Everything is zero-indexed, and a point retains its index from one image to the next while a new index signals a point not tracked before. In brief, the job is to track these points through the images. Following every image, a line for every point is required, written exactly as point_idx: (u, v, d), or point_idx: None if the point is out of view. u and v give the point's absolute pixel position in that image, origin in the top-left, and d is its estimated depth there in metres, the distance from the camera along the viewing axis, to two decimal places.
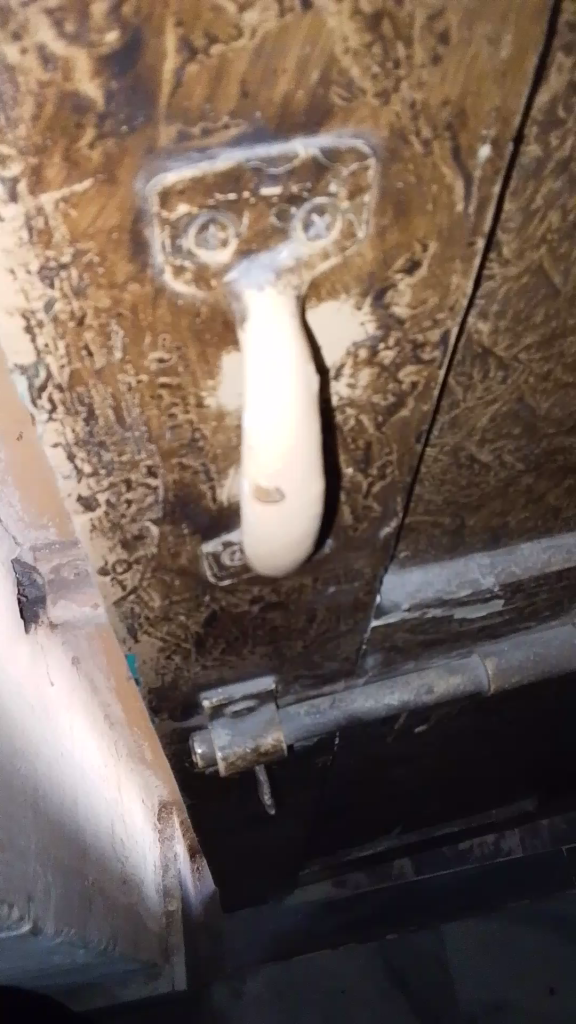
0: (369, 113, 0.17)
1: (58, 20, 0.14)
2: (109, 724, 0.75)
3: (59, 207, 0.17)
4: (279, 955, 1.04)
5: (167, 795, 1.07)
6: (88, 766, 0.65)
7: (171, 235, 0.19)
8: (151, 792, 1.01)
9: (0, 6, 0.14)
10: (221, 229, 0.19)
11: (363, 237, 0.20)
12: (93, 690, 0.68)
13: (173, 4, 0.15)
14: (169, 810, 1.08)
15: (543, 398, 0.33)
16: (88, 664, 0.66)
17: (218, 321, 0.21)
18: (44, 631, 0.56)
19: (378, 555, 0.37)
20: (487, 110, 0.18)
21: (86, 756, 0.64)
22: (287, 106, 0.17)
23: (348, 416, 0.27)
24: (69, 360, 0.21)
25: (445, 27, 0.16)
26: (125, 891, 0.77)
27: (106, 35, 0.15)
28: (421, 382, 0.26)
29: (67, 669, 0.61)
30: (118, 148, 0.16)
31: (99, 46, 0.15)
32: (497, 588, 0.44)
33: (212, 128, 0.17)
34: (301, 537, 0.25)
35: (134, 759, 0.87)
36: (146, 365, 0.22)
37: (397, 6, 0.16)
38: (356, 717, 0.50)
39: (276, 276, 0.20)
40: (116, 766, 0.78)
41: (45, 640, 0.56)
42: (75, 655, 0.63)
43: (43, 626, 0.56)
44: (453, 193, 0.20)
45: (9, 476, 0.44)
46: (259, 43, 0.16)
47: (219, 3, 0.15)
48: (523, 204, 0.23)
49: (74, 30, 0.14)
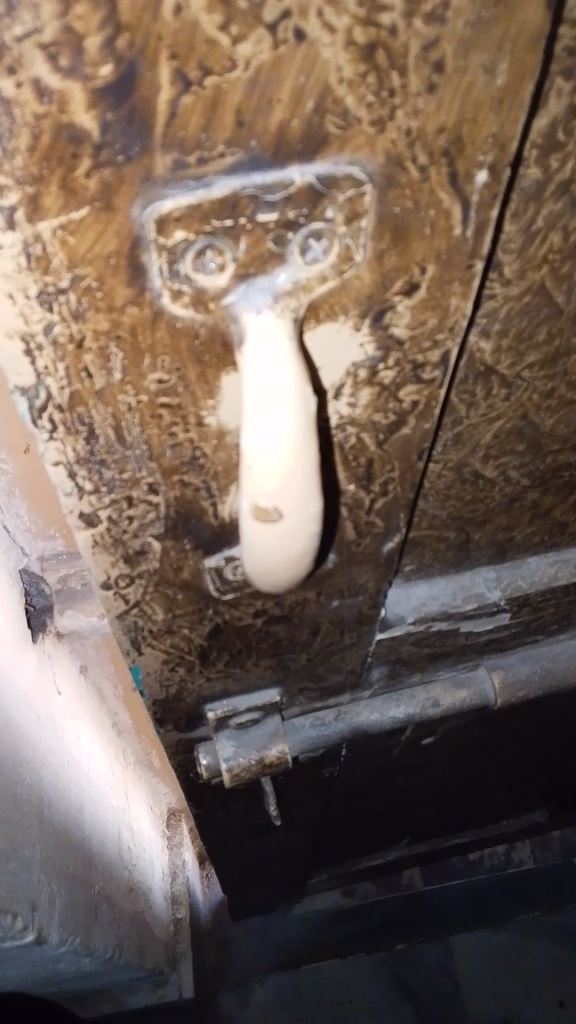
0: (365, 141, 0.18)
1: (53, 54, 0.14)
2: (116, 732, 0.75)
3: (56, 234, 0.17)
4: (287, 964, 1.04)
5: (176, 802, 1.07)
6: (95, 774, 0.65)
7: (168, 260, 0.19)
8: (159, 798, 1.01)
9: None
10: (218, 254, 0.19)
11: (361, 260, 0.20)
12: (100, 697, 0.69)
13: (167, 37, 0.15)
14: (178, 816, 1.07)
15: (547, 415, 0.33)
16: (95, 672, 0.67)
17: (217, 343, 0.22)
18: (51, 640, 0.57)
19: (382, 569, 0.37)
20: (484, 136, 0.18)
21: (93, 764, 0.64)
22: (283, 135, 0.17)
23: (349, 434, 0.27)
24: (69, 380, 0.21)
25: (440, 57, 0.17)
26: (131, 899, 0.76)
27: (100, 69, 0.15)
28: (422, 401, 0.26)
29: (74, 677, 0.61)
30: (114, 177, 0.17)
31: (94, 78, 0.15)
32: (503, 602, 0.44)
33: (208, 156, 0.17)
34: (300, 555, 0.25)
35: (141, 767, 0.87)
36: (145, 385, 0.22)
37: (391, 36, 0.16)
38: (362, 730, 0.50)
39: (275, 299, 0.20)
40: (124, 774, 0.78)
41: (52, 649, 0.57)
42: (83, 663, 0.64)
43: (50, 635, 0.56)
44: (451, 216, 0.20)
45: (17, 490, 0.45)
46: (253, 74, 0.16)
47: (213, 36, 0.15)
48: (524, 226, 0.23)
49: (69, 64, 0.15)
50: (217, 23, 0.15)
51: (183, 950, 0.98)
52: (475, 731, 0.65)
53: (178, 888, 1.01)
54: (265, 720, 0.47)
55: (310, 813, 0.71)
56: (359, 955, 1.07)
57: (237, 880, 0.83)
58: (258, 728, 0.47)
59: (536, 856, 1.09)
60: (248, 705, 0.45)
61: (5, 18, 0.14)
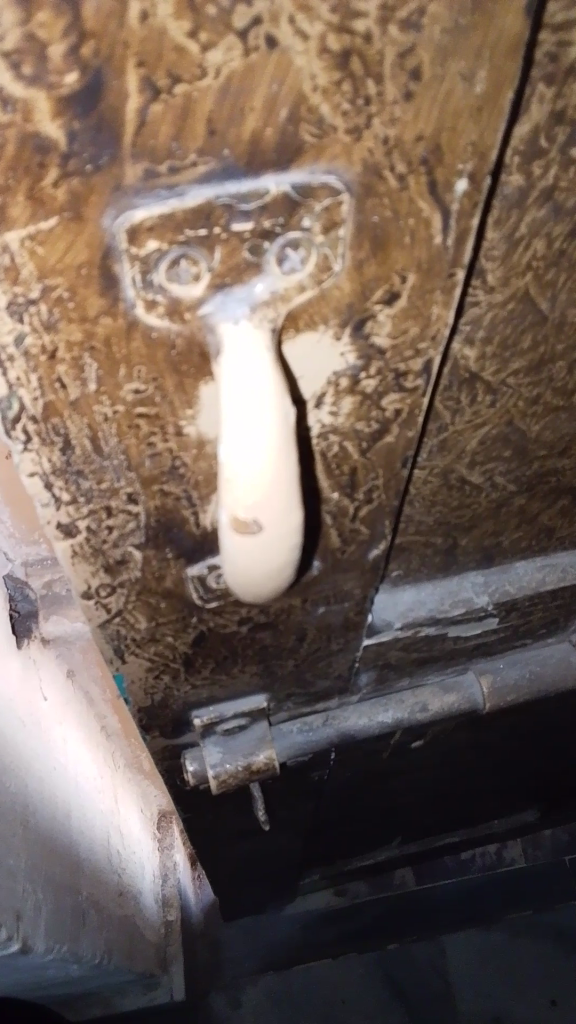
0: (342, 149, 0.17)
1: (15, 62, 0.14)
2: (105, 735, 0.75)
3: (25, 245, 0.17)
4: (279, 964, 1.04)
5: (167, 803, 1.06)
6: (83, 778, 0.65)
7: (141, 270, 0.18)
8: (150, 799, 1.01)
9: None
10: (193, 264, 0.19)
11: (340, 270, 0.20)
12: (88, 701, 0.68)
13: (133, 45, 0.14)
14: (169, 817, 1.06)
15: (533, 421, 0.32)
16: (83, 677, 0.66)
17: (194, 354, 0.21)
18: (37, 647, 0.57)
19: (367, 576, 0.36)
20: (463, 145, 0.18)
21: (81, 769, 0.64)
22: (256, 143, 0.17)
23: (332, 442, 0.26)
24: (42, 391, 0.21)
25: (417, 64, 0.16)
26: (121, 903, 0.76)
27: (65, 76, 0.14)
28: (405, 409, 0.26)
29: (61, 681, 0.61)
30: (83, 186, 0.16)
31: (59, 86, 0.15)
32: (491, 607, 0.44)
33: (180, 166, 0.16)
34: (281, 566, 0.25)
35: (131, 769, 0.87)
36: (122, 396, 0.22)
37: (365, 44, 0.16)
38: (349, 734, 0.49)
39: (252, 309, 0.20)
40: (113, 778, 0.77)
41: (37, 654, 0.57)
42: (70, 668, 0.64)
43: (35, 640, 0.57)
44: (431, 225, 0.20)
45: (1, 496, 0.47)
46: (224, 82, 0.15)
47: (181, 43, 0.15)
48: (507, 233, 0.23)
49: (32, 72, 0.14)
50: (185, 31, 0.15)
51: (174, 952, 0.98)
52: (465, 734, 0.64)
53: (169, 890, 1.01)
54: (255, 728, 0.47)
55: (299, 815, 0.71)
56: (351, 954, 1.07)
57: (227, 882, 0.83)
58: (247, 736, 0.47)
59: (529, 854, 1.06)
60: (236, 712, 0.45)
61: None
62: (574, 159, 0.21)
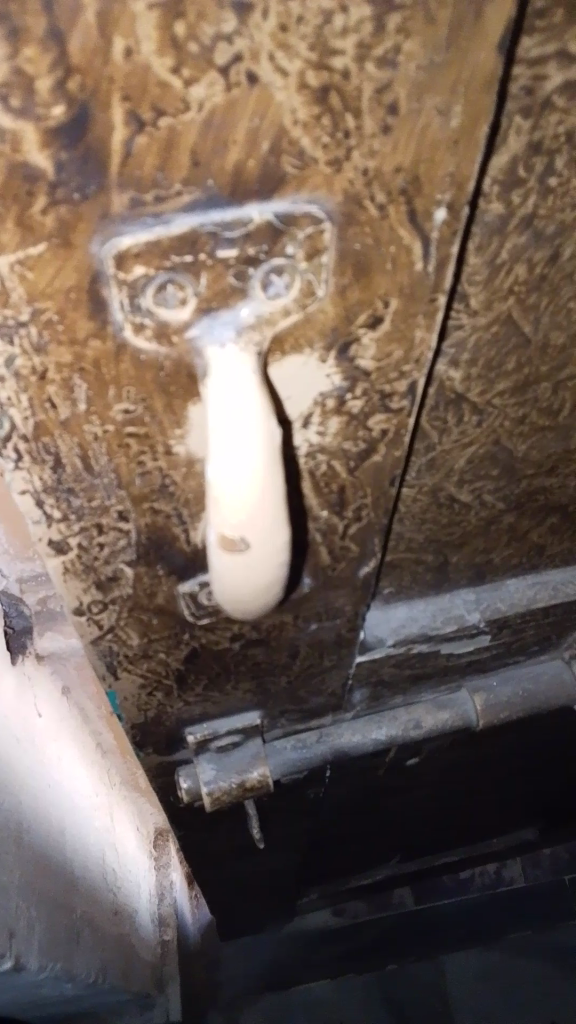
0: (323, 180, 0.18)
1: (5, 96, 0.14)
2: (101, 752, 0.75)
3: (15, 270, 0.17)
4: (276, 985, 1.03)
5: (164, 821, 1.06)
6: (78, 795, 0.65)
7: (130, 295, 0.19)
8: (146, 817, 1.00)
9: None
10: (179, 289, 0.19)
11: (324, 294, 0.21)
12: (84, 717, 0.69)
13: (119, 80, 0.15)
14: (165, 837, 1.05)
15: (520, 441, 0.33)
16: (79, 693, 0.67)
17: (182, 376, 0.22)
18: (31, 662, 0.58)
19: (359, 593, 0.37)
20: (441, 176, 0.19)
21: (77, 785, 0.64)
22: (240, 174, 0.17)
23: (319, 462, 0.27)
24: (33, 411, 0.21)
25: (394, 99, 0.17)
26: (116, 922, 0.76)
27: (53, 109, 0.15)
28: (391, 429, 0.26)
29: (56, 698, 0.61)
30: (72, 214, 0.17)
31: (48, 120, 0.15)
32: (483, 624, 0.44)
33: (165, 195, 0.17)
34: (269, 583, 0.25)
35: (128, 788, 0.86)
36: (111, 416, 0.22)
37: (343, 79, 0.16)
38: (344, 752, 0.50)
39: (237, 332, 0.20)
40: (109, 795, 0.77)
41: (32, 670, 0.57)
42: (65, 685, 0.64)
43: (30, 656, 0.58)
44: (412, 252, 0.20)
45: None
46: (208, 115, 0.16)
47: (165, 79, 0.15)
48: (489, 258, 0.24)
49: (21, 106, 0.15)
50: (169, 67, 0.15)
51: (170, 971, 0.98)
52: (461, 751, 0.64)
53: (165, 909, 1.00)
54: (247, 747, 0.47)
55: (295, 833, 0.70)
56: (350, 974, 1.06)
57: (224, 901, 0.82)
58: (241, 755, 0.47)
59: (529, 873, 1.05)
60: (230, 732, 0.45)
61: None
62: (552, 188, 0.22)
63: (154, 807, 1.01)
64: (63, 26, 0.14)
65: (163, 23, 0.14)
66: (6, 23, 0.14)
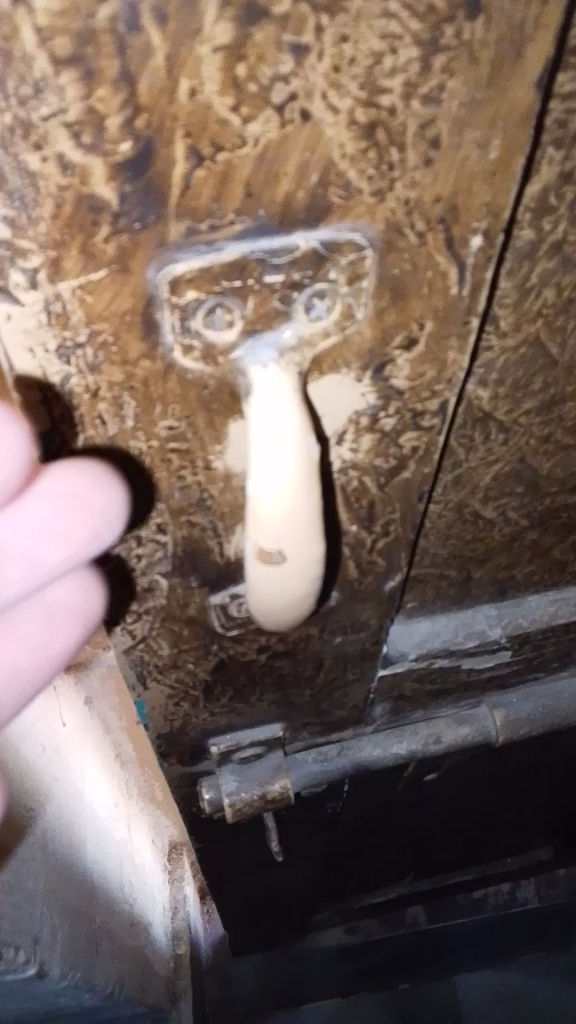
0: (366, 209, 0.19)
1: (76, 132, 0.15)
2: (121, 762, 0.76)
3: (75, 293, 0.18)
4: (287, 1003, 1.03)
5: (177, 836, 1.06)
6: (99, 807, 0.65)
7: (180, 317, 0.20)
8: (161, 831, 1.01)
9: (23, 120, 0.15)
10: (227, 312, 0.20)
11: (362, 317, 0.22)
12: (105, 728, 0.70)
13: (182, 118, 0.16)
14: (179, 851, 1.07)
15: (544, 458, 0.34)
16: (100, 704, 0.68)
17: (225, 394, 0.23)
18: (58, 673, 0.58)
19: (384, 607, 0.37)
20: (478, 205, 0.20)
21: (98, 797, 0.65)
22: (289, 203, 0.18)
23: (351, 477, 0.28)
24: (83, 427, 0.22)
25: (436, 134, 0.18)
26: (132, 934, 0.76)
27: (120, 145, 0.16)
28: (421, 446, 0.27)
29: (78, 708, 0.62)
30: (131, 242, 0.18)
31: (114, 155, 0.16)
32: (504, 639, 0.45)
33: (219, 224, 0.18)
34: (303, 594, 0.26)
35: (145, 801, 0.87)
36: (156, 432, 0.23)
37: (390, 116, 0.17)
38: (365, 766, 0.49)
39: (280, 354, 0.21)
40: (127, 807, 0.78)
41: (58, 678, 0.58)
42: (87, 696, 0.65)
43: None
44: (447, 277, 0.21)
45: None
46: (262, 150, 0.17)
47: (224, 116, 0.16)
48: (519, 283, 0.24)
49: (91, 141, 0.16)
50: (229, 105, 0.16)
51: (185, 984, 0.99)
52: (479, 767, 0.64)
53: (178, 924, 1.01)
54: (271, 757, 0.47)
55: (312, 848, 0.70)
56: (363, 992, 1.06)
57: (238, 916, 0.82)
58: (264, 765, 0.47)
59: (543, 894, 1.04)
60: (252, 743, 0.45)
61: (33, 102, 0.15)
62: None
63: (168, 820, 1.02)
64: (134, 68, 0.15)
65: (226, 64, 0.15)
66: (82, 65, 0.14)
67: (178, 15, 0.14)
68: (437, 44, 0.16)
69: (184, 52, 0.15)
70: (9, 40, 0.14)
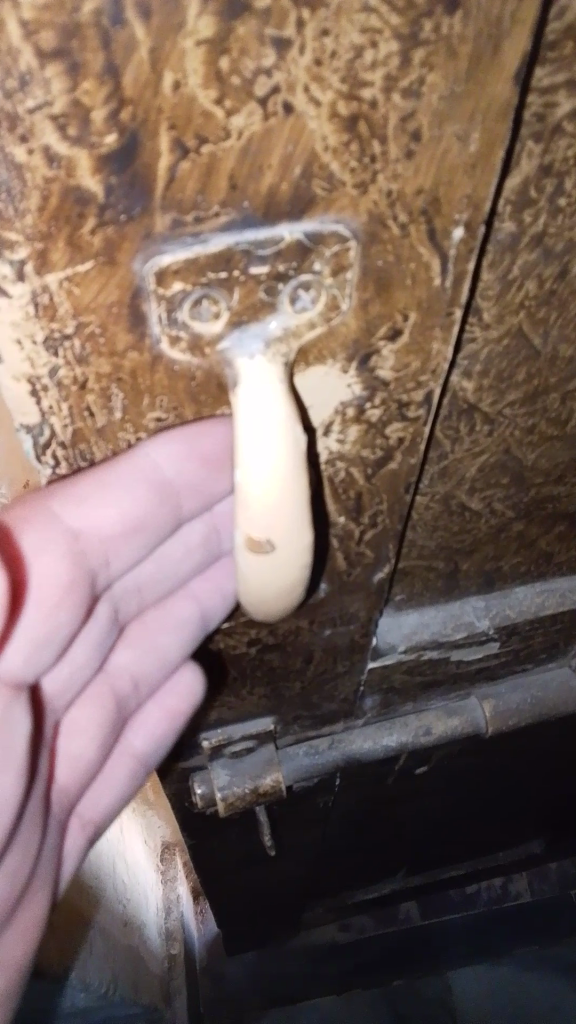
0: (349, 201, 0.19)
1: (62, 125, 0.15)
2: None
3: (63, 285, 0.19)
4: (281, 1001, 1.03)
5: (170, 835, 1.06)
6: None
7: (167, 308, 0.20)
8: (154, 829, 1.01)
9: (9, 114, 0.15)
10: (213, 304, 0.20)
11: (347, 308, 0.22)
12: None
13: (167, 111, 0.16)
14: (172, 850, 1.06)
15: (529, 449, 0.34)
16: None
17: (212, 385, 0.23)
18: None
19: (373, 598, 0.38)
20: (459, 197, 0.20)
21: None
22: (273, 196, 0.18)
23: (338, 468, 0.28)
24: (72, 419, 0.22)
25: (417, 126, 0.18)
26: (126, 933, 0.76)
27: (105, 138, 0.16)
28: (407, 436, 0.27)
29: None
30: (117, 233, 0.18)
31: (100, 147, 0.16)
32: (492, 630, 0.45)
33: (204, 216, 0.18)
34: (293, 583, 0.26)
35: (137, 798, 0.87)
36: (145, 423, 0.24)
37: (371, 109, 0.17)
38: (354, 758, 0.50)
39: (266, 345, 0.22)
40: None
41: None
42: None
43: None
44: (430, 268, 0.22)
45: None
46: (246, 142, 0.17)
47: (209, 110, 0.16)
48: (501, 274, 0.25)
49: (76, 134, 0.16)
50: (213, 98, 0.16)
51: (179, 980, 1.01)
52: (469, 760, 0.65)
53: (171, 923, 1.02)
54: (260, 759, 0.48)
55: (304, 842, 0.71)
56: (356, 989, 1.06)
57: (232, 912, 0.83)
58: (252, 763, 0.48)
59: (535, 888, 1.06)
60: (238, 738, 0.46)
61: (19, 95, 0.15)
62: (561, 208, 0.23)
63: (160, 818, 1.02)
64: (119, 61, 0.15)
65: (209, 58, 0.16)
66: (67, 59, 0.15)
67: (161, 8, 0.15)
68: (417, 38, 0.16)
69: (168, 46, 0.15)
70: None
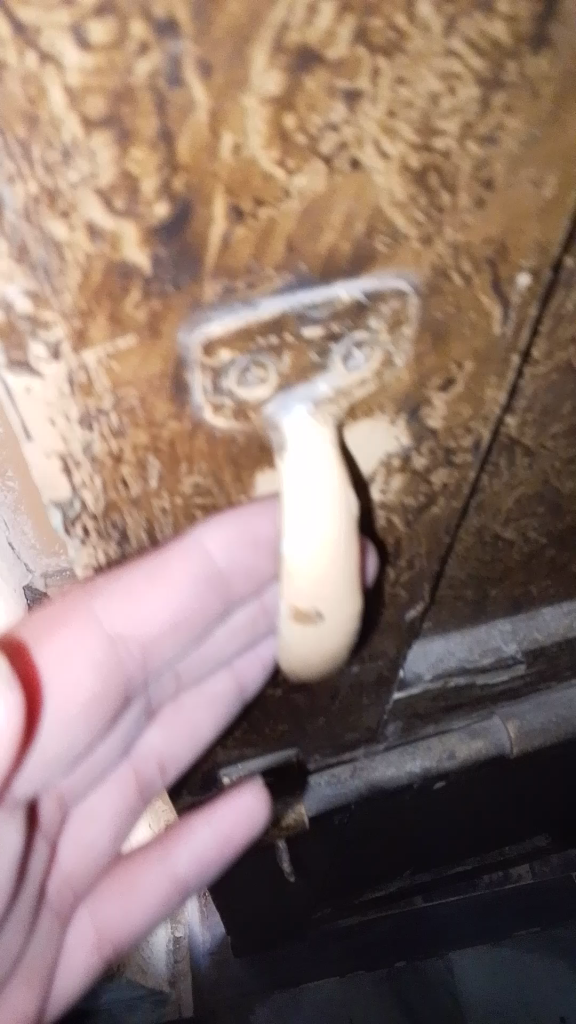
0: (413, 255, 0.17)
1: (108, 198, 0.14)
2: None
3: (103, 361, 0.17)
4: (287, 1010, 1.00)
5: None
6: None
7: (213, 378, 0.18)
8: None
9: (49, 190, 0.13)
10: (261, 369, 0.19)
11: (402, 362, 0.20)
12: None
13: (223, 176, 0.14)
14: None
15: (567, 478, 0.32)
16: None
17: (254, 449, 0.21)
18: None
19: (402, 635, 0.36)
20: (527, 243, 0.18)
21: None
22: (331, 256, 0.17)
23: (380, 513, 0.26)
24: (105, 491, 0.20)
25: (490, 174, 0.16)
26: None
27: (154, 209, 0.14)
28: (452, 480, 0.26)
29: None
30: (162, 305, 0.16)
31: (150, 217, 0.14)
32: (519, 653, 0.44)
33: (256, 278, 0.16)
34: (339, 648, 0.24)
35: None
36: (182, 486, 0.21)
37: (443, 160, 0.16)
38: (378, 785, 0.49)
39: (317, 404, 0.20)
40: None
41: None
42: None
43: None
44: (492, 316, 0.20)
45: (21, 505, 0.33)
46: (308, 204, 0.15)
47: (269, 171, 0.14)
48: (555, 310, 0.23)
49: (124, 205, 0.14)
50: (274, 159, 0.14)
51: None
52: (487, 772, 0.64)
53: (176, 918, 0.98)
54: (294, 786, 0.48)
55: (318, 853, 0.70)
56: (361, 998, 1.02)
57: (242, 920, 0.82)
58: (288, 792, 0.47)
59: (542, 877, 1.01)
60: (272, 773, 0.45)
61: (60, 167, 0.13)
62: None
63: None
64: (172, 124, 0.13)
65: (272, 117, 0.14)
66: (116, 126, 0.13)
67: (224, 63, 0.13)
68: (499, 81, 0.15)
69: (228, 106, 0.13)
70: (37, 103, 0.12)
